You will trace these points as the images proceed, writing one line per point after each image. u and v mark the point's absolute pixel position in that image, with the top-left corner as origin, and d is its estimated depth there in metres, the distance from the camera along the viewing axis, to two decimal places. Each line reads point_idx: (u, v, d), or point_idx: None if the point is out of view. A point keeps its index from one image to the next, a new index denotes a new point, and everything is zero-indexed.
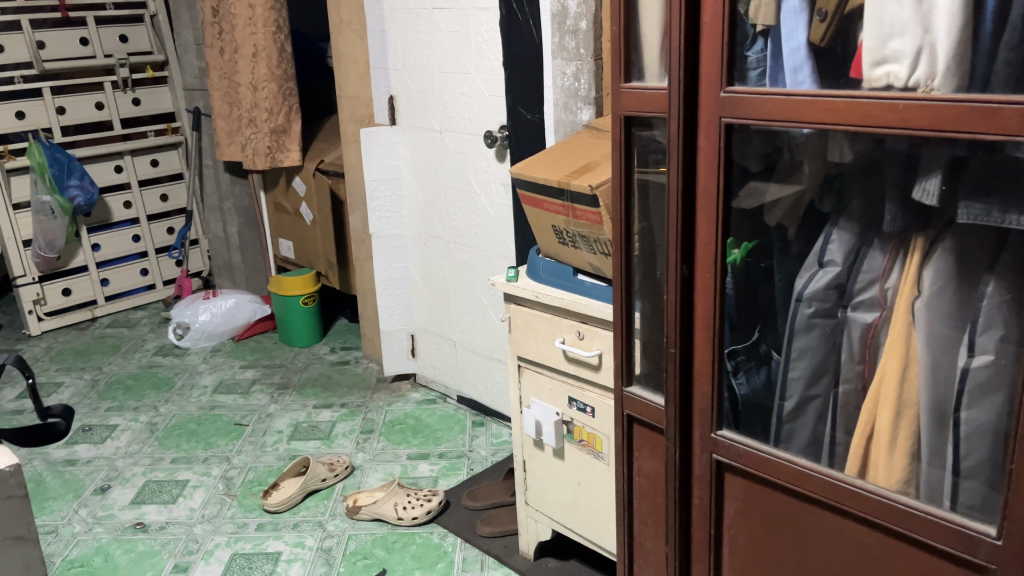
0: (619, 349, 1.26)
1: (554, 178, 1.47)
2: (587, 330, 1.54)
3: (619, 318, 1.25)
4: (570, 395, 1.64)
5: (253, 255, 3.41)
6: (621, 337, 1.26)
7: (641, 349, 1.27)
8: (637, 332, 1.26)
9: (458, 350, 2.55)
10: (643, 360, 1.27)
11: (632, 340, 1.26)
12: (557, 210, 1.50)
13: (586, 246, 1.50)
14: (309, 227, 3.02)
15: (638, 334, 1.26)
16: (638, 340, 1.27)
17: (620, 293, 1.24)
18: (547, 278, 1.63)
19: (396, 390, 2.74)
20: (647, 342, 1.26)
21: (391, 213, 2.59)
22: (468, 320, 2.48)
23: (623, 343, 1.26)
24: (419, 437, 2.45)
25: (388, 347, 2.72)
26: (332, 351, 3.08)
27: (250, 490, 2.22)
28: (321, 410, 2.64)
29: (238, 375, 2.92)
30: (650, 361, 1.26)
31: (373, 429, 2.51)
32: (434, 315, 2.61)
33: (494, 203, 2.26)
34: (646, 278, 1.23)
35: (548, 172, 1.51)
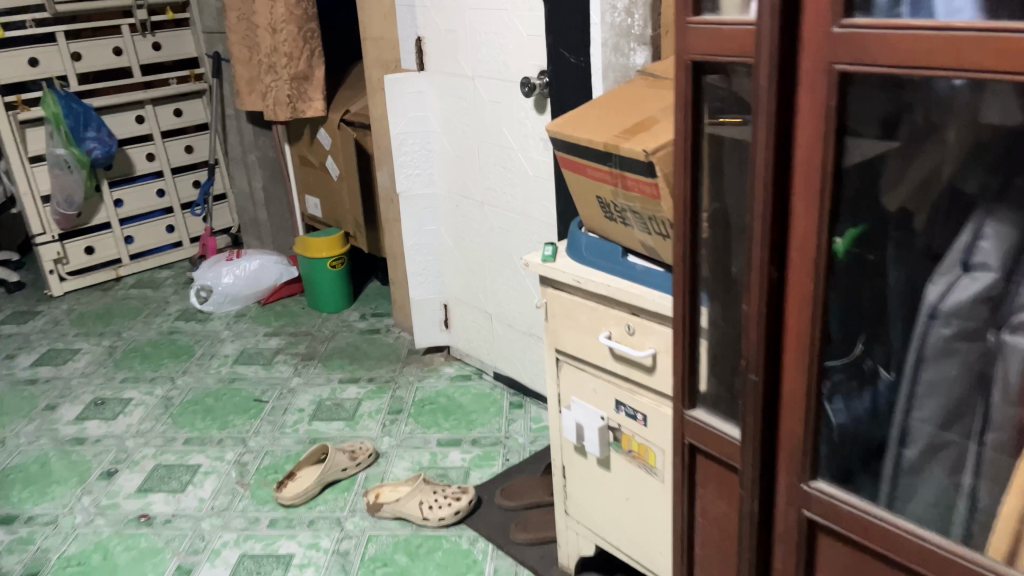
0: (679, 353, 0.99)
1: (601, 141, 1.17)
2: (639, 323, 1.28)
3: (683, 316, 0.97)
4: (618, 399, 1.37)
5: (280, 212, 3.18)
6: (684, 341, 0.98)
7: (707, 354, 0.99)
8: (703, 335, 0.98)
9: (495, 325, 2.31)
10: (712, 369, 1.00)
11: (696, 344, 0.98)
12: (606, 181, 1.21)
13: (637, 223, 1.21)
14: (335, 183, 2.78)
15: (703, 336, 0.99)
16: (706, 345, 0.99)
17: (681, 286, 0.96)
18: (594, 259, 1.36)
19: (428, 364, 2.52)
20: (716, 345, 0.98)
21: (421, 169, 2.32)
22: (506, 292, 2.23)
23: (686, 348, 0.98)
24: (451, 419, 2.23)
25: (420, 317, 2.49)
26: (363, 318, 2.85)
27: (265, 479, 2.02)
28: (347, 385, 2.43)
29: (262, 345, 2.72)
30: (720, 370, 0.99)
31: (401, 409, 2.29)
32: (467, 284, 2.36)
33: (533, 159, 1.98)
34: (718, 267, 0.95)
35: (596, 132, 1.21)
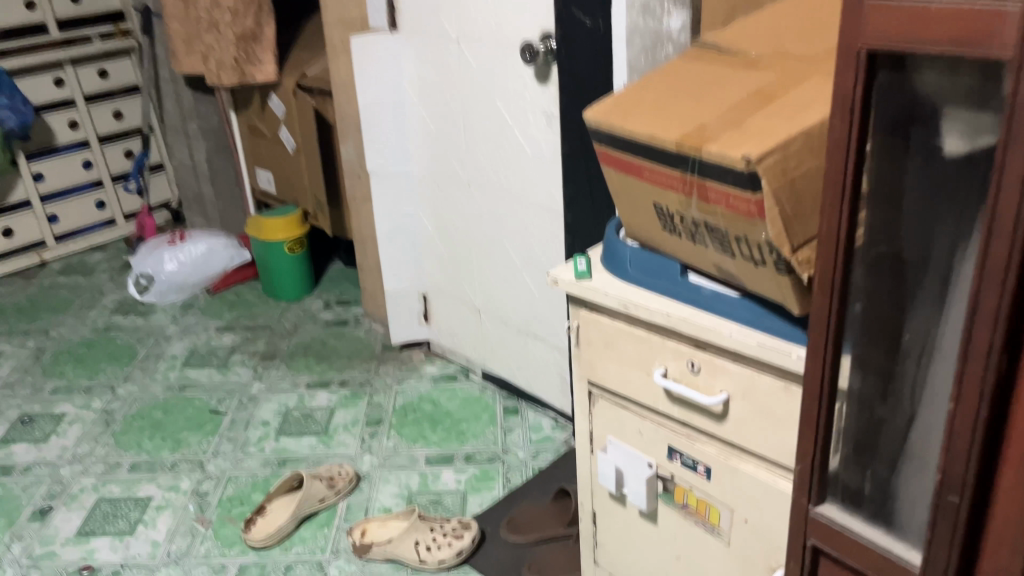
0: (810, 426, 0.75)
1: (676, 138, 0.91)
2: (705, 360, 1.04)
3: (820, 380, 0.72)
4: (672, 446, 1.13)
5: (227, 187, 2.83)
6: (820, 413, 0.74)
7: (846, 422, 0.75)
8: (842, 399, 0.74)
9: (484, 321, 2.05)
10: (850, 438, 0.76)
11: (834, 415, 0.74)
12: (678, 189, 0.95)
13: (715, 243, 0.95)
14: (291, 156, 2.45)
15: (842, 402, 0.74)
16: (847, 413, 0.75)
17: (822, 345, 0.71)
18: (644, 278, 1.10)
19: (407, 362, 2.25)
20: (861, 413, 0.74)
21: (396, 144, 2.01)
22: (497, 285, 1.96)
23: (822, 422, 0.74)
24: (439, 431, 1.97)
25: (395, 310, 2.21)
26: (327, 307, 2.56)
27: (229, 515, 1.74)
28: (316, 391, 2.15)
29: (214, 342, 2.41)
30: (863, 442, 0.75)
31: (381, 419, 2.02)
32: (451, 274, 2.08)
33: (532, 137, 1.69)
34: (875, 317, 0.70)
35: (665, 125, 0.95)
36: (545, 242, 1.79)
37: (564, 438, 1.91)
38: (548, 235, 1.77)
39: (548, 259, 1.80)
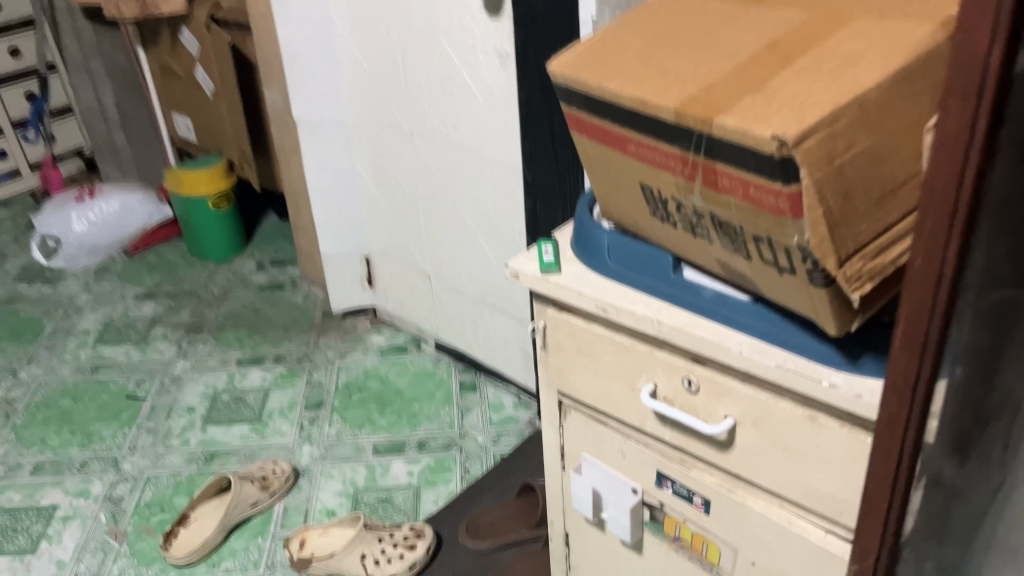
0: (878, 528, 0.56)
1: (677, 105, 0.68)
2: (705, 379, 0.83)
3: (896, 469, 0.52)
4: (661, 471, 0.93)
5: (142, 132, 2.52)
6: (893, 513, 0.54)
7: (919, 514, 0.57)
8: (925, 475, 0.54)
9: (435, 287, 1.82)
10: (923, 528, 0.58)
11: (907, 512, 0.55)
12: (677, 170, 0.72)
13: (723, 239, 0.73)
14: (210, 100, 2.15)
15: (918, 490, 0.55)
16: (921, 503, 0.56)
17: (902, 422, 0.50)
18: (626, 273, 0.88)
19: (350, 332, 2.01)
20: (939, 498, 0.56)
21: (326, 87, 1.73)
22: (449, 248, 1.72)
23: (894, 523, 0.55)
24: (388, 413, 1.76)
25: (335, 274, 1.97)
26: (260, 268, 2.30)
27: (148, 525, 1.52)
28: (248, 369, 1.92)
29: (132, 313, 2.14)
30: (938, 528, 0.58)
31: (322, 401, 1.80)
32: (396, 235, 1.84)
33: (483, 80, 1.43)
34: (970, 384, 0.50)
35: (659, 85, 0.71)
36: (501, 202, 1.55)
37: (528, 418, 1.71)
38: (504, 194, 1.53)
39: (505, 221, 1.56)
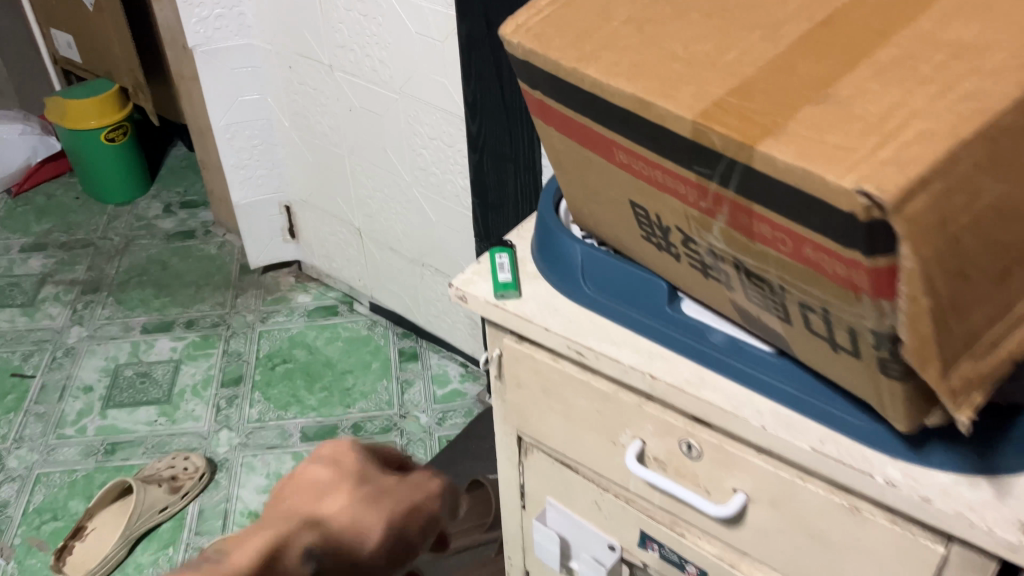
0: None
1: (696, 114, 0.46)
2: (709, 445, 0.65)
3: None
4: (646, 533, 0.76)
5: (19, 51, 2.16)
6: None
7: None
8: None
9: (367, 244, 1.59)
10: None
11: None
12: (690, 200, 0.51)
13: (748, 290, 0.53)
14: (93, 16, 1.81)
15: None
16: None
17: None
18: (607, 302, 0.68)
19: (272, 290, 1.78)
20: None
21: (226, 8, 1.43)
22: (381, 201, 1.49)
23: None
24: (317, 389, 1.56)
25: (252, 225, 1.72)
26: (167, 212, 2.03)
27: (37, 538, 1.31)
28: (155, 337, 1.68)
29: (18, 269, 1.86)
30: None
31: (241, 376, 1.59)
32: (320, 183, 1.58)
33: (413, 6, 1.17)
34: None
35: (667, 77, 0.49)
36: (440, 152, 1.31)
37: (477, 393, 1.53)
38: (443, 143, 1.29)
39: (444, 174, 1.33)
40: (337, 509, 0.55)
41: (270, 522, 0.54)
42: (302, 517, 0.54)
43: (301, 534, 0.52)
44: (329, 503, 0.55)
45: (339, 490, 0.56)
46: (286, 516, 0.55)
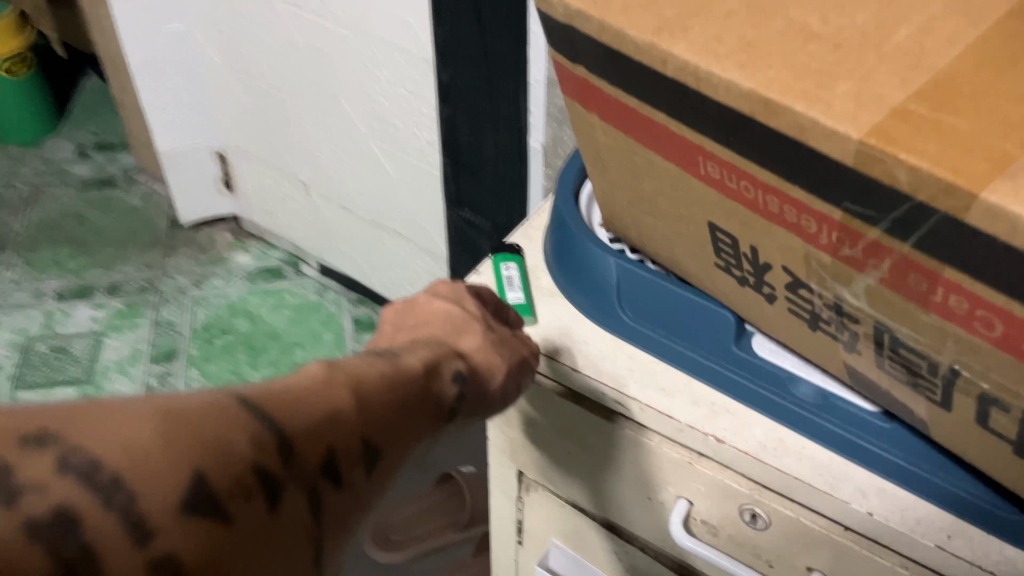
0: None
1: (868, 131, 0.30)
2: (780, 516, 0.51)
3: None
4: None
5: None
6: None
7: None
8: None
9: (315, 200, 1.40)
10: None
11: None
12: (818, 241, 0.36)
13: (880, 358, 0.39)
14: None
15: None
16: None
17: None
18: (652, 333, 0.54)
19: (207, 249, 1.59)
20: None
21: None
22: (330, 153, 1.29)
23: None
24: (263, 364, 1.39)
25: (180, 176, 1.51)
26: (82, 155, 1.79)
27: None
28: (72, 305, 1.48)
29: None
30: None
31: (175, 350, 1.41)
32: (258, 129, 1.38)
33: None
34: None
35: (806, 65, 0.33)
36: (401, 101, 1.11)
37: None
38: (405, 91, 1.10)
39: (407, 127, 1.14)
40: (474, 338, 0.51)
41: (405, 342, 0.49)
42: (442, 343, 0.50)
43: (447, 361, 0.48)
44: (463, 331, 0.52)
45: (473, 328, 0.52)
46: (423, 338, 0.50)
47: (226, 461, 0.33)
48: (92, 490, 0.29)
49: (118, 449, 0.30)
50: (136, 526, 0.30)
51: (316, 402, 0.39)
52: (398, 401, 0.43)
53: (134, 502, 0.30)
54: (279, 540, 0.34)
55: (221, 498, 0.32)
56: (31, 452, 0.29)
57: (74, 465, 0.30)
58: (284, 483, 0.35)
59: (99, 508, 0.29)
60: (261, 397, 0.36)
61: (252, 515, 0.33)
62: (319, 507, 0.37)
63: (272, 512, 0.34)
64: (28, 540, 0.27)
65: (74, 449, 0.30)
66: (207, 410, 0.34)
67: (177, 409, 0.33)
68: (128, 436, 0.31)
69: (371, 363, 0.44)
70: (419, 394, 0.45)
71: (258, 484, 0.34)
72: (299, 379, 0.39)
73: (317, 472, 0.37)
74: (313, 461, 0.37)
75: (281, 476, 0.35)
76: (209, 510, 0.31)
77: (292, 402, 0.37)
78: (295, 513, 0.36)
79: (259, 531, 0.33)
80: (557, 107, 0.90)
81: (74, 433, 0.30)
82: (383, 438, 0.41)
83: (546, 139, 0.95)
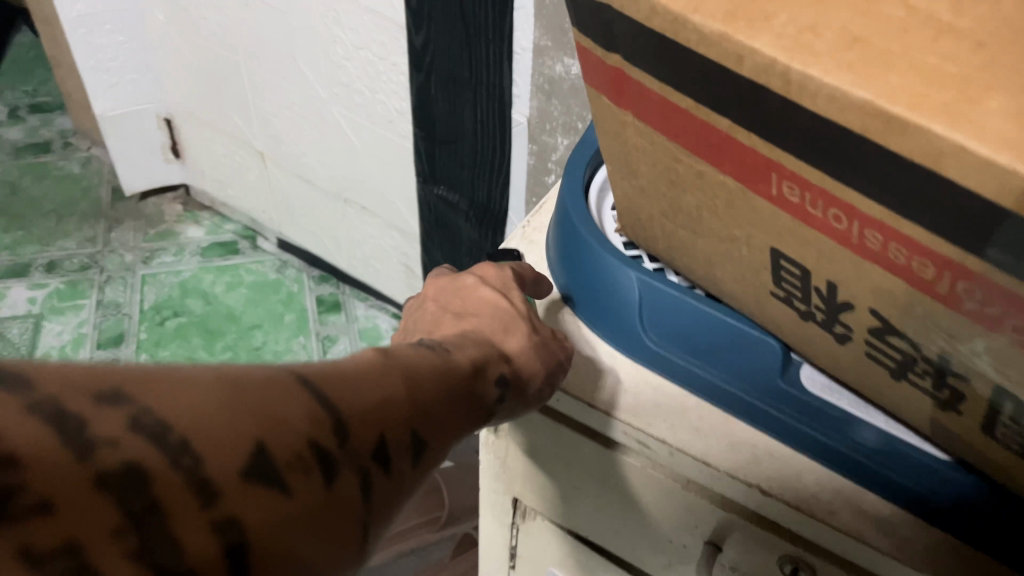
0: None
1: None
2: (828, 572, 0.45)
3: None
4: None
5: None
6: None
7: None
8: None
9: (272, 171, 1.29)
10: None
11: None
12: (936, 292, 0.28)
13: (986, 425, 0.32)
14: None
15: None
16: None
17: None
18: (679, 358, 0.47)
19: (155, 222, 1.47)
20: None
21: None
22: (288, 120, 1.18)
23: None
24: (220, 348, 1.29)
25: (123, 143, 1.39)
26: (13, 117, 1.64)
27: None
28: (7, 284, 1.36)
29: None
30: None
31: (123, 333, 1.30)
32: (207, 93, 1.26)
33: None
34: None
35: (940, 68, 0.25)
36: (366, 65, 1.00)
37: None
38: (371, 55, 0.98)
39: (373, 94, 1.02)
40: (517, 339, 0.46)
41: (444, 334, 0.45)
42: (487, 342, 0.45)
43: (493, 364, 0.43)
44: (506, 331, 0.47)
45: (519, 328, 0.47)
46: (465, 333, 0.45)
47: (289, 434, 0.26)
48: (158, 453, 0.23)
49: (183, 403, 0.24)
50: (197, 496, 0.23)
51: (374, 383, 0.32)
52: (445, 397, 0.37)
53: (198, 468, 0.23)
54: (342, 533, 0.28)
55: (282, 475, 0.26)
56: (85, 399, 0.23)
57: (135, 423, 0.23)
58: (345, 464, 0.29)
59: (163, 470, 0.23)
60: (318, 371, 0.30)
61: (313, 492, 0.27)
62: (375, 497, 0.30)
63: (328, 491, 0.28)
64: (84, 502, 0.21)
65: (135, 407, 0.23)
66: (268, 381, 0.27)
67: (239, 374, 0.26)
68: (189, 392, 0.24)
69: (423, 355, 0.38)
70: (466, 391, 0.40)
71: (321, 462, 0.27)
72: (350, 360, 0.33)
73: (377, 458, 0.30)
74: (375, 446, 0.30)
75: (344, 457, 0.28)
76: (271, 484, 0.25)
77: (352, 378, 0.31)
78: (353, 504, 0.29)
79: (321, 517, 0.27)
80: (545, 77, 0.81)
81: (135, 387, 0.24)
82: (433, 430, 0.35)
83: (533, 111, 0.86)
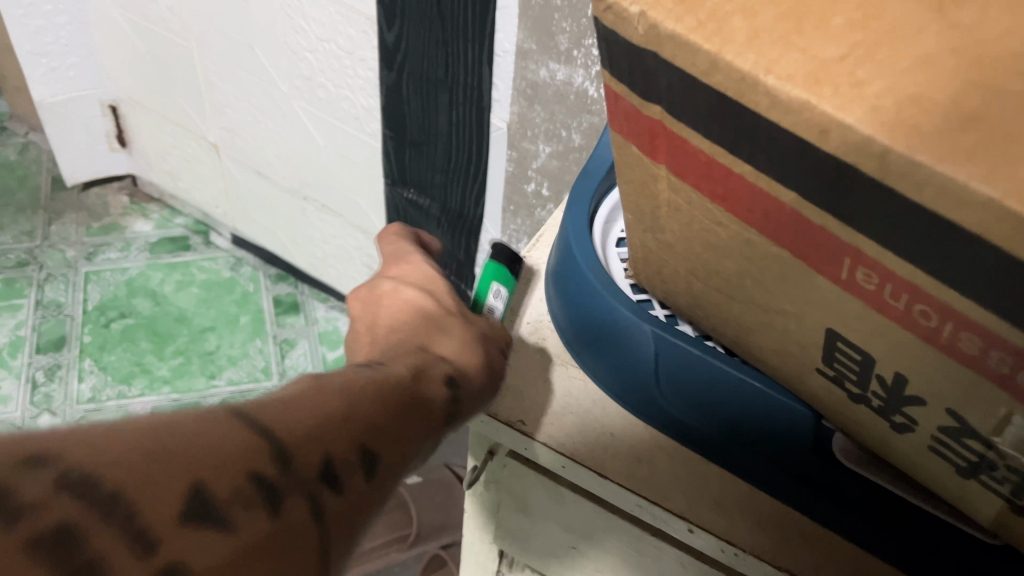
0: None
1: None
2: None
3: None
4: None
5: None
6: None
7: None
8: None
9: (227, 165, 1.21)
10: None
11: None
12: None
13: None
14: None
15: None
16: None
17: None
18: (697, 423, 0.43)
19: (99, 215, 1.39)
20: None
21: None
22: (245, 114, 1.10)
23: None
24: (170, 351, 1.22)
25: (63, 132, 1.29)
26: None
27: None
28: None
29: None
30: None
31: (64, 336, 1.23)
32: (155, 80, 1.17)
33: None
34: None
35: None
36: (330, 60, 0.93)
37: None
38: (336, 50, 0.91)
39: (337, 90, 0.96)
40: (450, 343, 0.43)
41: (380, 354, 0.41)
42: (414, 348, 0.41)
43: (428, 367, 0.40)
44: (444, 339, 0.43)
45: (451, 333, 0.43)
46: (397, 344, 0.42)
47: (223, 469, 0.27)
48: (85, 507, 0.24)
49: (100, 453, 0.25)
50: (132, 546, 0.24)
51: (319, 400, 0.31)
52: (393, 401, 0.35)
53: (133, 517, 0.24)
54: (302, 559, 0.28)
55: (221, 510, 0.26)
56: (10, 470, 0.23)
57: (62, 482, 0.24)
58: (292, 491, 0.29)
59: (91, 525, 0.24)
60: (254, 404, 0.30)
61: (258, 523, 0.27)
62: (335, 515, 0.30)
63: (274, 519, 0.28)
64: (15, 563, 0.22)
65: (59, 470, 0.24)
66: (198, 421, 0.28)
67: (169, 414, 0.27)
68: (108, 444, 0.25)
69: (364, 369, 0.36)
70: (413, 394, 0.37)
71: (263, 494, 0.28)
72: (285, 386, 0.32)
73: (326, 478, 0.30)
74: (320, 466, 0.30)
75: (288, 483, 0.28)
76: (211, 522, 0.26)
77: (289, 400, 0.31)
78: (309, 529, 0.29)
79: (273, 551, 0.27)
80: (527, 83, 0.76)
81: (58, 447, 0.24)
82: (393, 444, 0.33)
83: (512, 117, 0.81)
